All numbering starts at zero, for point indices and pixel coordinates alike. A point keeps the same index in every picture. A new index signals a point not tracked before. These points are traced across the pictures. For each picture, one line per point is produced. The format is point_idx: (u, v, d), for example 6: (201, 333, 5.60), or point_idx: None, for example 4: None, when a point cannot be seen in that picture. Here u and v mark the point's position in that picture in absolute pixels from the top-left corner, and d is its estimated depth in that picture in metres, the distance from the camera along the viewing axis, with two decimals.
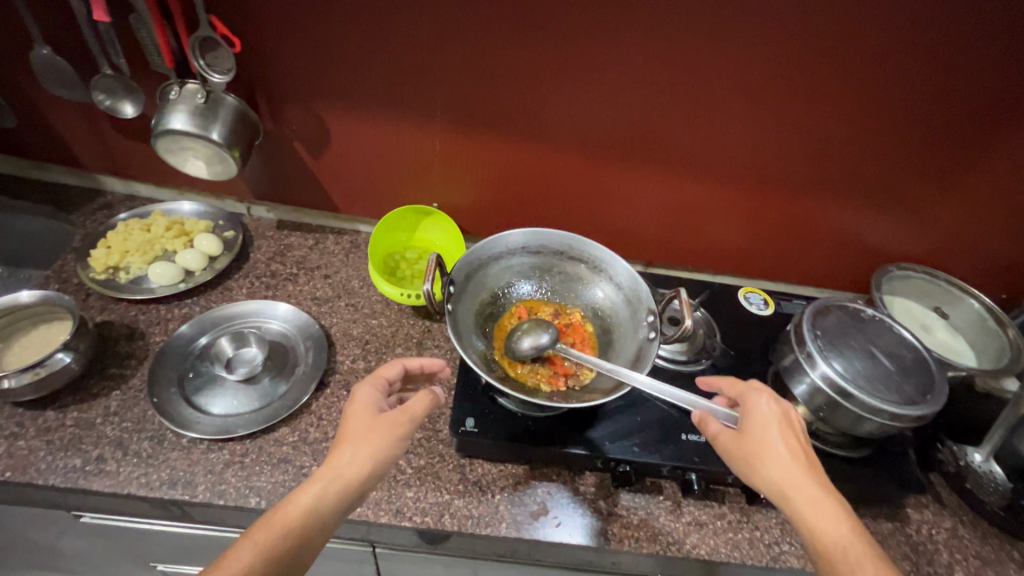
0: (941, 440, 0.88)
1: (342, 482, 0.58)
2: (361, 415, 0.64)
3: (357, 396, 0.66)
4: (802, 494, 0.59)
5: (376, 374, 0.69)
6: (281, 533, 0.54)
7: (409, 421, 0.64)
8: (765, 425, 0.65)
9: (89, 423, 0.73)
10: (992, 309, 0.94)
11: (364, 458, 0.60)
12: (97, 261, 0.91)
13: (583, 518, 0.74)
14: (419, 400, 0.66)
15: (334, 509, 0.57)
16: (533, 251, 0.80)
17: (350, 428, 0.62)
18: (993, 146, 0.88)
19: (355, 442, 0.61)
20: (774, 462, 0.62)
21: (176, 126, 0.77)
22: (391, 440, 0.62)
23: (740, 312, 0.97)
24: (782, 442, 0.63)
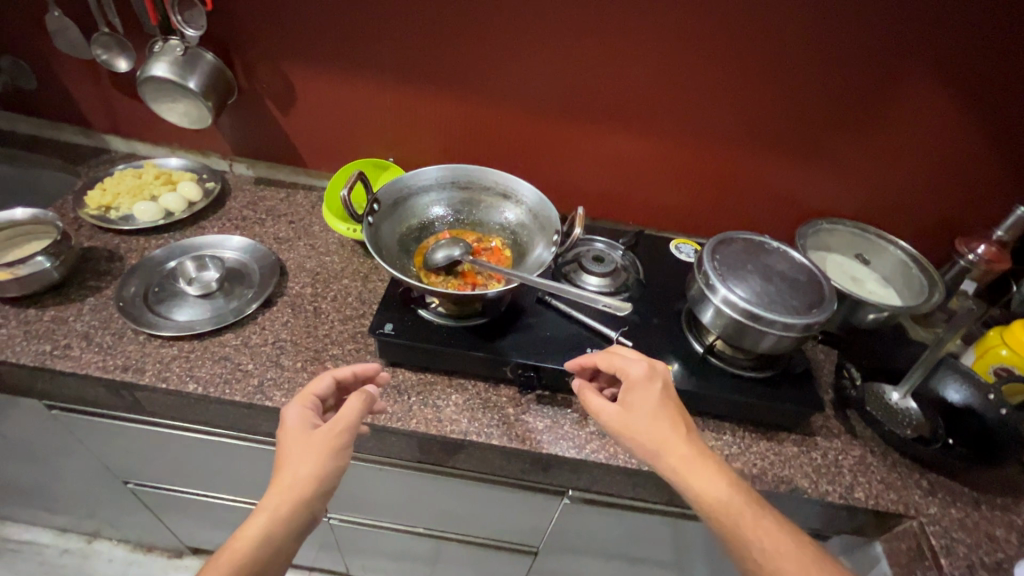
0: (848, 369, 0.90)
1: (288, 500, 0.60)
2: (295, 438, 0.65)
3: (287, 421, 0.66)
4: (685, 459, 0.63)
5: (303, 394, 0.70)
6: (237, 558, 0.56)
7: (345, 430, 0.65)
8: (647, 397, 0.67)
9: (62, 319, 0.84)
10: (915, 256, 0.98)
11: (305, 479, 0.61)
12: (92, 200, 1.04)
13: (490, 420, 0.80)
14: (351, 406, 0.67)
15: (287, 531, 0.59)
16: (461, 186, 0.90)
17: (287, 453, 0.63)
18: (908, 98, 0.91)
19: (294, 464, 0.62)
20: (657, 433, 0.65)
21: (158, 73, 0.91)
22: (331, 453, 0.63)
23: (669, 257, 1.03)
24: (664, 412, 0.66)
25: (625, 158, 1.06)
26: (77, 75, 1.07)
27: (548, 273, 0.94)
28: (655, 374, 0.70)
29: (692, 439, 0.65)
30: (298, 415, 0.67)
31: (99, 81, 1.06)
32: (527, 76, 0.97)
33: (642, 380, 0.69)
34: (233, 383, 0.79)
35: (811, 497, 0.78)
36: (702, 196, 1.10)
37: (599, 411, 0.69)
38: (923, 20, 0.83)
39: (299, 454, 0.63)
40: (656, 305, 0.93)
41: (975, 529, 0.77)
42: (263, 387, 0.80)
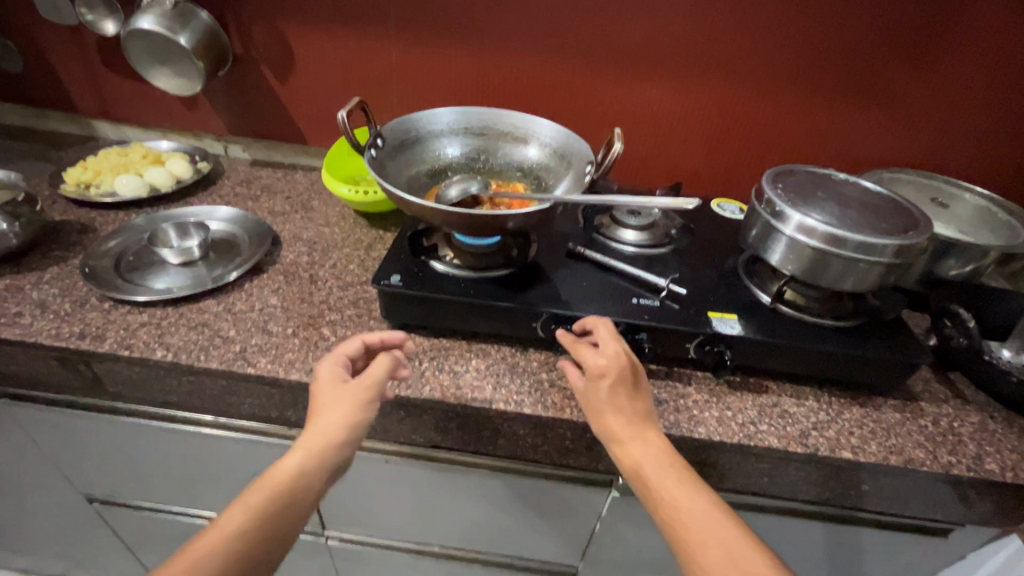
0: (950, 314, 0.74)
1: (319, 447, 0.53)
2: (325, 391, 0.57)
3: (318, 377, 0.59)
4: (630, 454, 0.54)
5: (333, 354, 0.61)
6: (268, 495, 0.51)
7: (375, 386, 0.58)
8: (597, 396, 0.58)
9: (17, 288, 0.72)
10: (995, 199, 0.86)
11: (335, 429, 0.54)
12: (71, 176, 0.95)
13: (520, 387, 0.66)
14: (380, 365, 0.59)
15: (323, 473, 0.53)
16: (476, 132, 0.80)
17: (317, 406, 0.56)
18: (976, 14, 0.81)
19: (325, 414, 0.55)
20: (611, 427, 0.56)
21: (145, 24, 0.84)
22: (362, 407, 0.56)
23: (712, 215, 0.91)
24: (614, 412, 0.56)
25: (653, 112, 0.96)
26: (65, 52, 1.01)
27: (578, 228, 0.82)
28: (608, 369, 0.58)
29: (650, 437, 0.55)
30: (330, 371, 0.59)
31: (87, 57, 1.00)
32: (543, 22, 0.89)
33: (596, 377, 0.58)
34: (210, 350, 0.66)
35: (931, 471, 0.62)
36: (741, 153, 0.99)
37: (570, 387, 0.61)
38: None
39: (329, 405, 0.56)
40: (706, 259, 0.80)
41: None
42: (245, 354, 0.66)
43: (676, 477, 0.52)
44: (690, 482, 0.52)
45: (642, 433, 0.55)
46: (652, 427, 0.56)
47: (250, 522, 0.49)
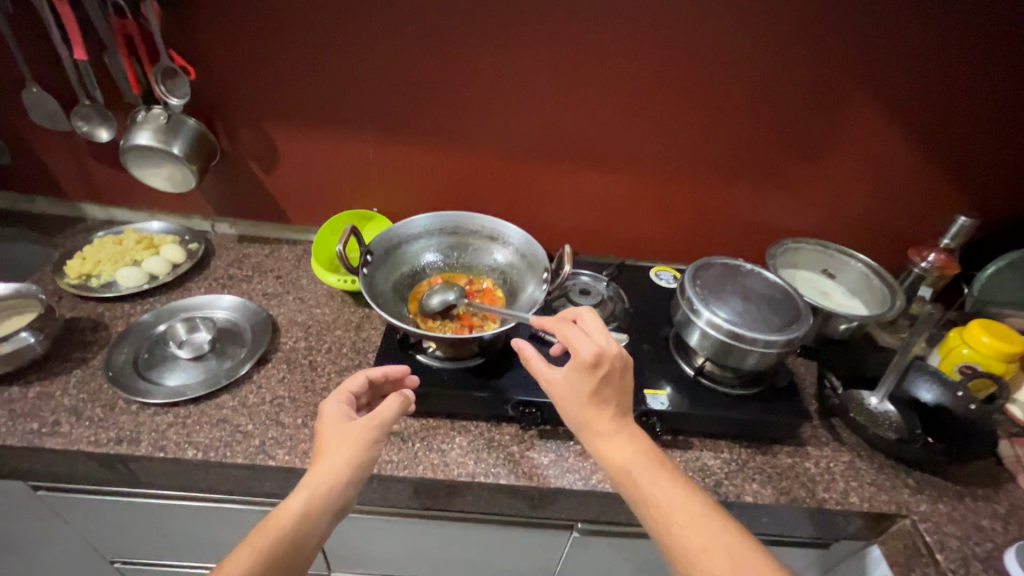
0: (828, 377, 0.95)
1: (326, 487, 0.64)
2: (331, 429, 0.69)
3: (326, 413, 0.71)
4: (611, 447, 0.67)
5: (338, 390, 0.73)
6: (277, 532, 0.61)
7: (381, 425, 0.69)
8: (581, 384, 0.68)
9: (49, 395, 0.82)
10: (874, 267, 1.07)
11: (341, 467, 0.65)
12: (72, 269, 1.02)
13: (496, 460, 0.81)
14: (390, 404, 0.70)
15: (326, 509, 0.64)
16: (448, 231, 0.93)
17: (324, 442, 0.68)
18: (852, 119, 1.02)
19: (331, 453, 0.66)
20: (592, 417, 0.68)
21: (143, 142, 0.93)
22: (367, 444, 0.68)
23: (650, 285, 1.08)
24: (599, 406, 0.68)
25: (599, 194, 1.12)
26: (55, 147, 1.07)
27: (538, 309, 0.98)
28: (601, 358, 0.66)
29: (630, 432, 0.68)
30: (337, 409, 0.71)
31: (78, 152, 1.07)
32: (502, 122, 1.05)
33: (578, 366, 0.67)
34: (234, 446, 0.78)
35: (810, 506, 0.81)
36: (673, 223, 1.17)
37: (542, 376, 0.72)
38: (861, 50, 0.93)
39: (336, 442, 0.67)
40: (644, 331, 0.97)
41: (963, 521, 0.81)
42: (265, 447, 0.79)
43: (651, 467, 0.66)
44: (665, 471, 0.65)
45: (621, 430, 0.68)
46: (631, 424, 0.69)
47: (266, 554, 0.59)
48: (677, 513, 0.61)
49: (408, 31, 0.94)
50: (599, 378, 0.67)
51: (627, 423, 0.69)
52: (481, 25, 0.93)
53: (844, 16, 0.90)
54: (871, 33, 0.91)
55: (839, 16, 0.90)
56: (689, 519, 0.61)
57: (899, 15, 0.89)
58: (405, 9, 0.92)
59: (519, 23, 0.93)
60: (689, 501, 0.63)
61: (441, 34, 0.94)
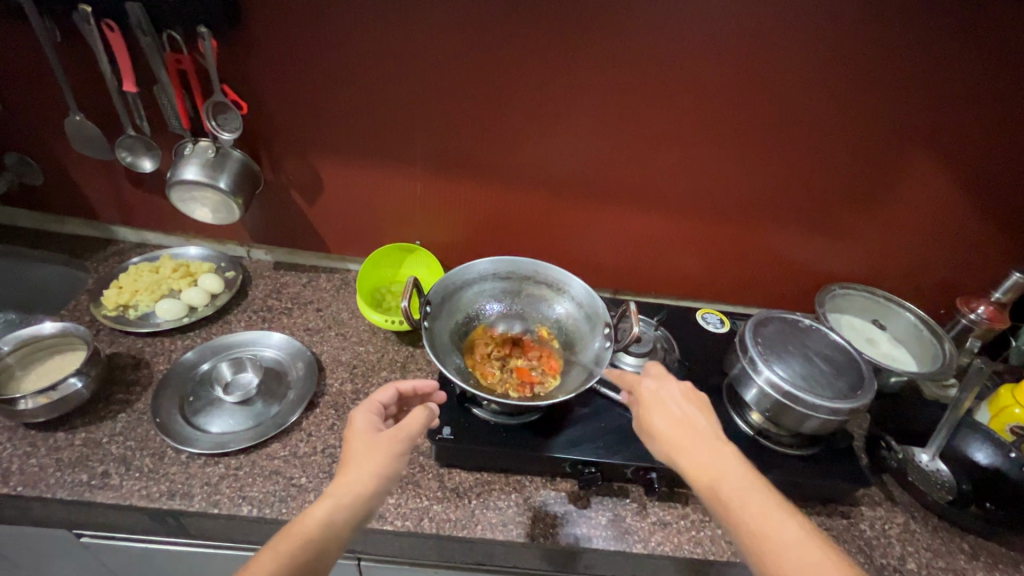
0: (887, 440, 0.94)
1: (351, 498, 0.60)
2: (359, 437, 0.66)
3: (354, 421, 0.68)
4: (696, 460, 0.65)
5: (368, 400, 0.71)
6: (300, 541, 0.56)
7: (408, 437, 0.67)
8: (662, 404, 0.72)
9: (95, 442, 0.79)
10: (925, 320, 1.05)
11: (368, 477, 0.62)
12: (109, 299, 0.99)
13: (554, 520, 0.80)
14: (417, 418, 0.69)
15: (348, 522, 0.59)
16: (504, 276, 0.90)
17: (350, 451, 0.65)
18: (908, 170, 1.00)
19: (358, 462, 0.63)
20: (675, 435, 0.68)
21: (190, 177, 0.90)
22: (393, 455, 0.65)
23: (697, 329, 1.07)
24: (683, 424, 0.69)
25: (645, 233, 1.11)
26: (91, 172, 1.03)
27: None
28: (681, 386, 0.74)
29: (717, 448, 0.66)
30: (365, 417, 0.69)
31: (115, 177, 1.04)
32: (553, 160, 1.03)
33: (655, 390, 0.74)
34: (289, 501, 0.76)
35: (869, 572, 0.81)
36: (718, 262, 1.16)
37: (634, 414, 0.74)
38: (925, 104, 0.91)
39: (363, 452, 0.64)
40: (695, 382, 0.96)
41: None
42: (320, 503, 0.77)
43: (740, 482, 0.62)
44: (757, 489, 0.62)
45: (708, 447, 0.66)
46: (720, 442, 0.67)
47: (287, 567, 0.54)
48: (771, 530, 0.58)
49: (466, 71, 0.91)
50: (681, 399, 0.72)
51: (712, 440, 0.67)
52: (540, 67, 0.91)
53: (913, 70, 0.88)
54: (938, 88, 0.90)
55: (907, 70, 0.88)
56: (783, 536, 0.57)
57: (969, 71, 0.88)
58: (463, 47, 0.89)
59: (579, 64, 0.91)
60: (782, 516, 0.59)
61: (497, 72, 0.92)
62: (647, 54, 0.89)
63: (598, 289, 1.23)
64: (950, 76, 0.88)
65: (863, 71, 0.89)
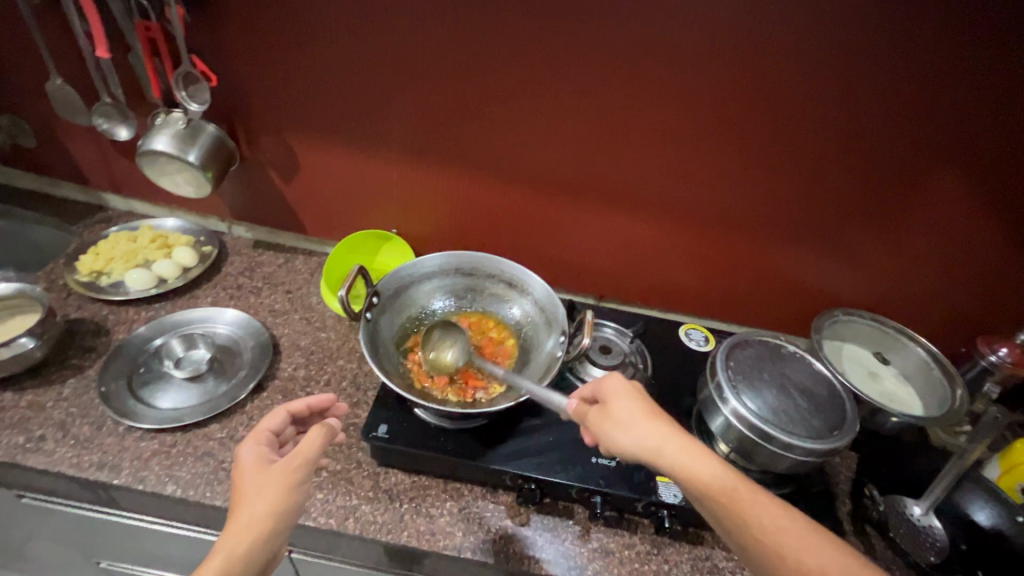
0: (868, 486, 0.87)
1: (244, 547, 0.55)
2: (249, 474, 0.61)
3: (241, 457, 0.62)
4: (695, 467, 0.58)
5: (255, 431, 0.66)
6: None
7: (305, 463, 0.62)
8: (626, 410, 0.64)
9: (40, 406, 0.80)
10: (936, 356, 0.94)
11: (261, 520, 0.57)
12: (84, 265, 1.01)
13: (486, 535, 0.75)
14: (314, 438, 0.63)
15: (246, 572, 0.55)
16: (463, 272, 0.86)
17: (240, 494, 0.59)
18: (926, 191, 0.90)
19: (248, 503, 0.58)
20: (654, 442, 0.60)
21: (159, 148, 0.89)
22: (290, 487, 0.60)
23: (677, 346, 0.99)
24: (659, 426, 0.62)
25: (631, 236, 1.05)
26: (78, 137, 1.04)
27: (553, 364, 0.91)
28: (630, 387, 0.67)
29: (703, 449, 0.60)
30: (254, 450, 0.63)
31: (100, 144, 1.04)
32: (535, 154, 0.97)
33: (616, 394, 0.65)
34: (215, 485, 0.74)
35: None
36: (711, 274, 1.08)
37: (597, 427, 0.65)
38: (949, 115, 0.81)
39: (253, 490, 0.59)
40: (664, 404, 0.89)
41: None
42: None
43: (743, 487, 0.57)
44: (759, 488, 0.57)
45: (693, 450, 0.60)
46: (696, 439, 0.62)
47: None
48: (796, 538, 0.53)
49: (442, 54, 0.87)
50: (642, 400, 0.65)
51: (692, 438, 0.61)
52: (521, 53, 0.85)
53: (934, 78, 0.79)
54: (964, 100, 0.79)
55: (927, 77, 0.79)
56: (808, 541, 0.53)
57: (1003, 81, 0.77)
58: (440, 29, 0.85)
59: (561, 54, 0.85)
60: (799, 520, 0.55)
61: (476, 59, 0.87)
62: (634, 46, 0.83)
63: (582, 294, 1.16)
64: (978, 86, 0.78)
65: (875, 75, 0.80)
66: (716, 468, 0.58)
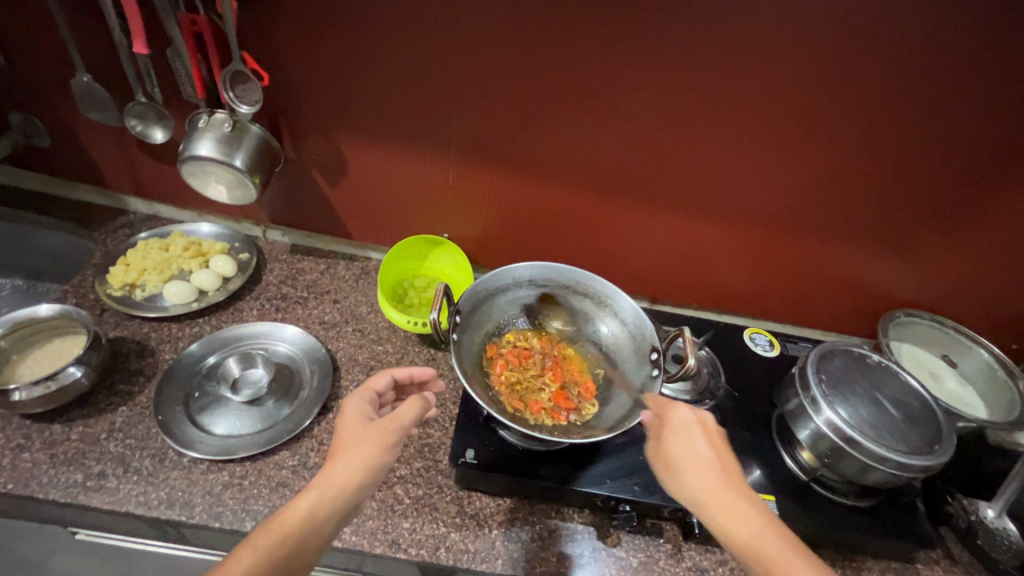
0: (951, 493, 0.85)
1: (333, 494, 0.54)
2: (350, 425, 0.60)
3: (345, 409, 0.63)
4: (736, 522, 0.54)
5: (362, 388, 0.66)
6: (277, 538, 0.51)
7: (401, 427, 0.60)
8: (686, 450, 0.61)
9: (93, 439, 0.74)
10: (1001, 360, 0.94)
11: (354, 471, 0.56)
12: (116, 277, 0.93)
13: (581, 559, 0.72)
14: (411, 407, 0.62)
15: (331, 518, 0.54)
16: (540, 285, 0.82)
17: (340, 442, 0.59)
18: (1006, 196, 0.88)
19: (346, 452, 0.57)
20: (709, 491, 0.57)
21: (202, 153, 0.82)
22: (383, 447, 0.58)
23: (744, 352, 0.97)
24: (717, 473, 0.58)
25: (692, 238, 1.02)
26: (98, 137, 0.95)
27: None
28: (697, 424, 0.63)
29: (753, 505, 0.56)
30: (358, 404, 0.63)
31: (124, 144, 0.96)
32: (602, 158, 0.92)
33: (676, 431, 0.63)
34: None
35: None
36: (770, 275, 1.06)
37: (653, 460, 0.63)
38: None
39: (351, 441, 0.58)
40: (741, 415, 0.88)
41: None
42: None
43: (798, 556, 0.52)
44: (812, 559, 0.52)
45: (740, 505, 0.56)
46: (750, 492, 0.57)
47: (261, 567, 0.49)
48: None
49: (511, 51, 0.80)
50: (704, 441, 0.61)
51: (745, 492, 0.57)
52: (597, 52, 0.79)
53: None
54: None
55: None
56: None
57: None
58: (513, 25, 0.78)
59: (644, 54, 0.79)
60: None
61: (549, 58, 0.81)
62: (724, 46, 0.77)
63: (635, 296, 1.13)
64: None
65: (975, 80, 0.76)
66: (765, 532, 0.53)
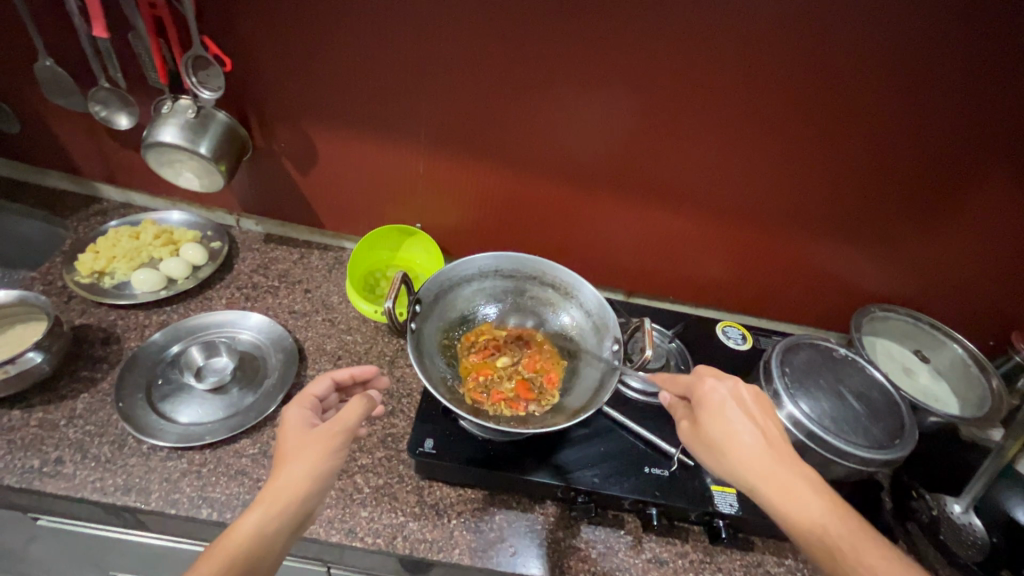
0: (916, 489, 0.84)
1: (280, 506, 0.53)
2: (293, 435, 0.59)
3: (286, 419, 0.62)
4: (790, 498, 0.55)
5: (301, 395, 0.65)
6: (225, 560, 0.49)
7: (346, 429, 0.59)
8: (727, 425, 0.60)
9: (53, 425, 0.74)
10: (975, 355, 0.93)
11: (300, 481, 0.55)
12: (84, 265, 0.92)
13: (539, 549, 0.72)
14: (354, 408, 0.61)
15: (282, 530, 0.53)
16: (505, 275, 0.82)
17: (281, 453, 0.57)
18: (981, 190, 0.87)
19: (289, 462, 0.56)
20: (756, 465, 0.57)
21: (167, 139, 0.82)
22: (330, 452, 0.58)
23: (715, 346, 0.97)
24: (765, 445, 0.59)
25: (666, 230, 1.01)
26: (67, 123, 0.95)
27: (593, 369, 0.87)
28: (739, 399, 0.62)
29: (804, 476, 0.57)
30: (298, 413, 0.62)
31: (93, 130, 0.95)
32: (573, 148, 0.91)
33: (715, 404, 0.62)
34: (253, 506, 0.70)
35: None
36: (745, 268, 1.05)
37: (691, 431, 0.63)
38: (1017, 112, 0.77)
39: (294, 451, 0.57)
40: None
41: None
42: None
43: (855, 533, 0.54)
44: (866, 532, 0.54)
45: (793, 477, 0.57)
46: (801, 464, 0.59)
47: None
48: None
49: (478, 38, 0.79)
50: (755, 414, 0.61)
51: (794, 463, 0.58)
52: (564, 39, 0.78)
53: (1009, 74, 0.74)
54: None
55: (1000, 73, 0.74)
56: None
57: None
58: (478, 12, 0.77)
59: (611, 42, 0.77)
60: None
61: (516, 46, 0.79)
62: (693, 35, 0.76)
63: (611, 289, 1.13)
64: None
65: (946, 71, 0.75)
66: (824, 513, 0.55)
